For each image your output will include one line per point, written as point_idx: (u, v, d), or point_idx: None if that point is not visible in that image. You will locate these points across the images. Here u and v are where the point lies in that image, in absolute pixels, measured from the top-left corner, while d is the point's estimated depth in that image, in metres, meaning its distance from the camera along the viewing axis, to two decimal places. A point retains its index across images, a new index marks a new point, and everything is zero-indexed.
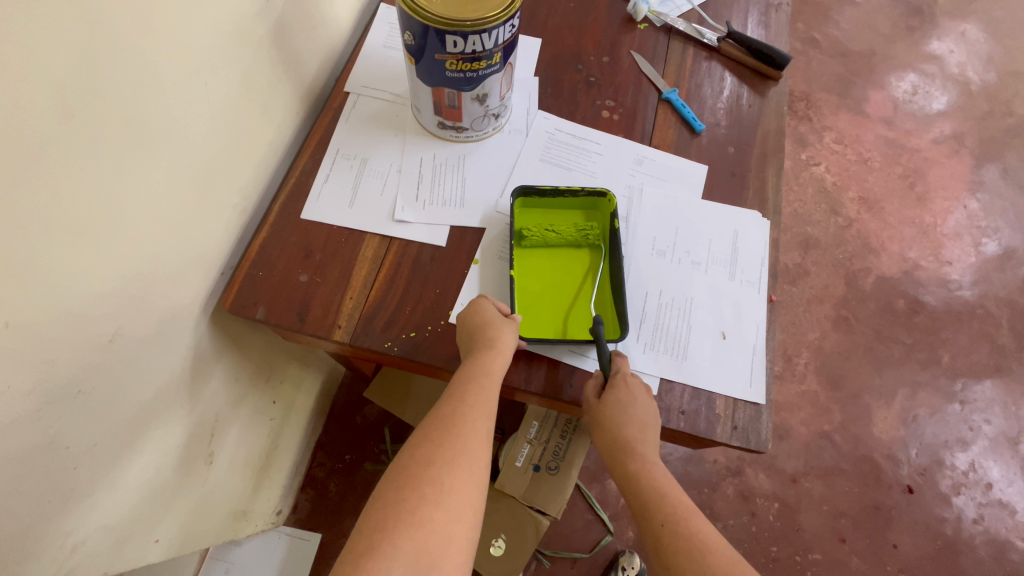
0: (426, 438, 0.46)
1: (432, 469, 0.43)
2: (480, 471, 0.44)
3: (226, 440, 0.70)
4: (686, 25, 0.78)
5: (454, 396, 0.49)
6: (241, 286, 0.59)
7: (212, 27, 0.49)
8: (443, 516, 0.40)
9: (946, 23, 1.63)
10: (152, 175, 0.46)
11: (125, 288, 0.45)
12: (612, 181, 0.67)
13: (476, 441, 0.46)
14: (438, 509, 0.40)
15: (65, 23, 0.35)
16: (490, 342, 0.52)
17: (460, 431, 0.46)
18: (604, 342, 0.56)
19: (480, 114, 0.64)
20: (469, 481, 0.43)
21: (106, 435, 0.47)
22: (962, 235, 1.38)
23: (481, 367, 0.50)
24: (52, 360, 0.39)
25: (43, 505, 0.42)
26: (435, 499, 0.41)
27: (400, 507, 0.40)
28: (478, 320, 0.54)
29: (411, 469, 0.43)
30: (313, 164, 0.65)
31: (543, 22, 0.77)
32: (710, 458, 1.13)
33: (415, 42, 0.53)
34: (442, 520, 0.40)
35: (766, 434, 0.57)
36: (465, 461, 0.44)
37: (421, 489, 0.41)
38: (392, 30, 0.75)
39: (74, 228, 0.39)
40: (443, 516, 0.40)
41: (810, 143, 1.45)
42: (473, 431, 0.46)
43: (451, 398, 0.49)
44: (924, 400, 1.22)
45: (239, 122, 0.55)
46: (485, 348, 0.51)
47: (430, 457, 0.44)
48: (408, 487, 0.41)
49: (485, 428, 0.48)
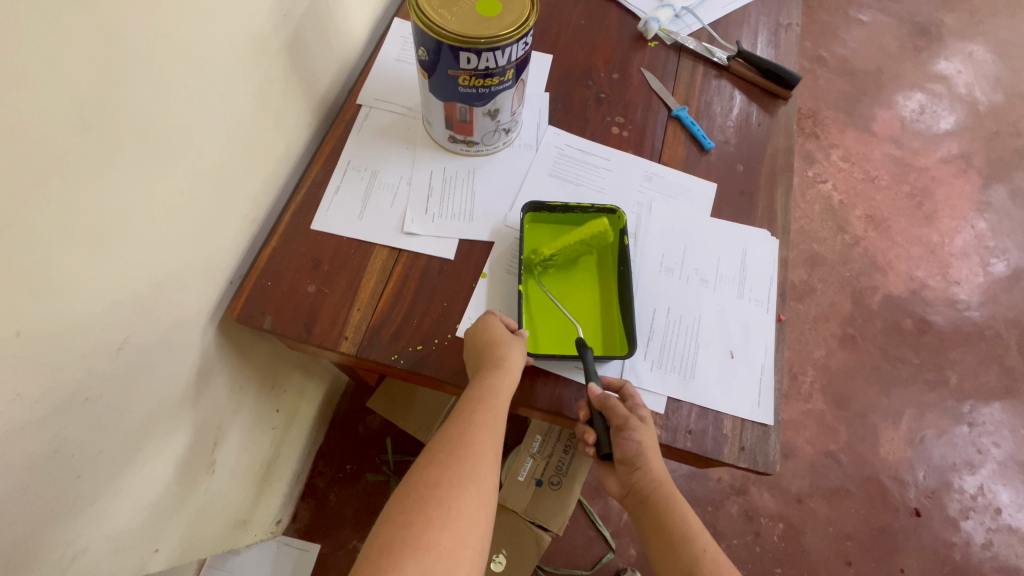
0: (434, 458, 0.45)
1: (439, 491, 0.42)
2: (487, 494, 0.44)
3: (229, 447, 0.70)
4: (697, 44, 0.79)
5: (463, 417, 0.48)
6: (249, 296, 0.59)
7: (230, 39, 0.49)
8: (450, 541, 0.40)
9: (954, 43, 1.64)
10: (165, 184, 0.46)
11: (134, 298, 0.45)
12: (621, 197, 0.67)
13: (484, 464, 0.45)
14: (444, 533, 0.40)
15: (85, 33, 0.36)
16: (499, 361, 0.51)
17: (468, 452, 0.45)
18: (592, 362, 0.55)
19: (491, 129, 0.64)
20: (475, 505, 0.43)
21: (110, 443, 0.47)
22: (970, 255, 1.37)
23: (490, 387, 0.50)
24: (59, 368, 0.39)
25: (45, 515, 0.41)
26: (443, 523, 0.40)
27: (406, 530, 0.40)
28: (486, 338, 0.54)
29: (418, 489, 0.43)
30: (324, 175, 0.66)
31: (554, 38, 0.78)
32: (713, 476, 1.12)
33: (429, 58, 0.54)
34: (449, 545, 0.40)
35: (774, 455, 0.56)
36: (472, 485, 0.43)
37: (427, 513, 0.41)
38: (405, 44, 0.76)
39: (86, 236, 0.39)
40: (449, 541, 0.40)
41: (818, 160, 1.45)
42: (481, 453, 0.46)
43: (458, 419, 0.48)
44: (932, 421, 1.20)
45: (251, 131, 0.56)
46: (494, 367, 0.51)
47: (435, 479, 0.43)
48: (414, 510, 0.41)
49: (494, 451, 0.47)
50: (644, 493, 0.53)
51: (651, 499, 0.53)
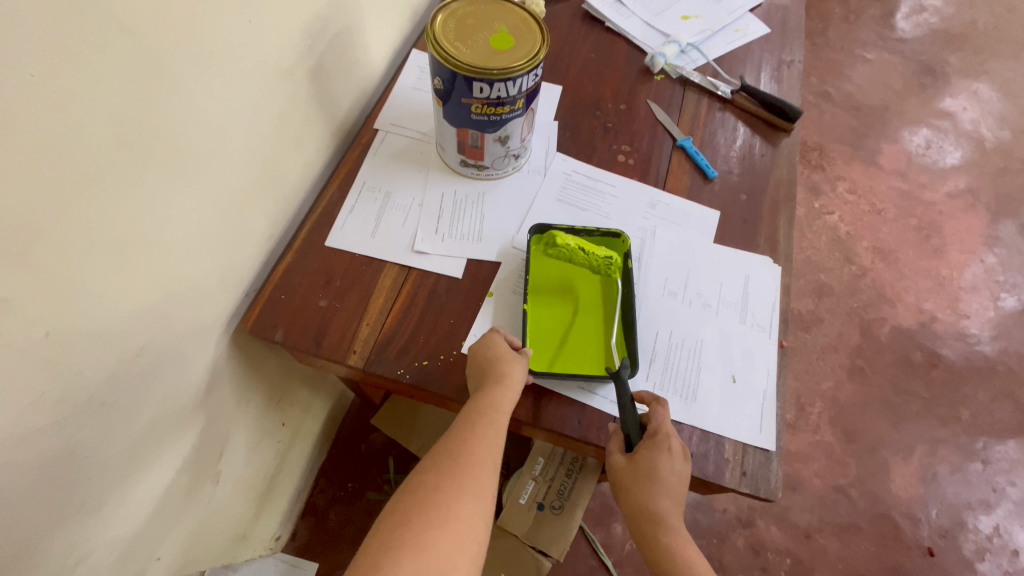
0: (434, 466, 0.46)
1: (438, 495, 0.43)
2: (484, 500, 0.45)
3: (234, 458, 0.70)
4: (701, 78, 0.82)
5: (464, 425, 0.49)
6: (263, 309, 0.60)
7: (260, 66, 0.53)
8: (447, 544, 0.41)
9: (958, 81, 1.67)
10: (192, 198, 0.49)
11: (155, 306, 0.47)
12: (626, 222, 0.69)
13: (483, 470, 0.46)
14: (442, 535, 0.41)
15: (128, 59, 0.39)
16: (501, 376, 0.52)
17: (468, 459, 0.47)
18: (624, 386, 0.55)
19: (501, 154, 0.67)
20: (473, 510, 0.44)
21: (122, 446, 0.48)
22: (980, 289, 1.37)
23: (492, 401, 0.51)
24: (81, 369, 0.41)
25: (55, 515, 0.42)
26: (440, 525, 0.41)
27: (405, 529, 0.41)
28: (488, 354, 0.55)
29: (418, 494, 0.43)
30: (340, 195, 0.68)
31: (564, 70, 0.81)
32: (719, 507, 1.10)
33: (444, 87, 0.57)
34: (446, 548, 0.41)
35: (777, 482, 0.56)
36: (471, 490, 0.45)
37: (427, 514, 0.42)
38: (421, 74, 0.80)
39: (116, 247, 0.42)
40: (446, 543, 0.41)
41: (824, 192, 1.47)
42: (480, 460, 0.47)
43: (459, 426, 0.50)
44: (945, 457, 1.18)
45: (273, 152, 0.59)
46: (496, 382, 0.52)
47: (435, 483, 0.44)
48: (414, 511, 0.42)
49: (493, 460, 0.48)
50: (643, 530, 0.53)
51: (654, 539, 0.52)
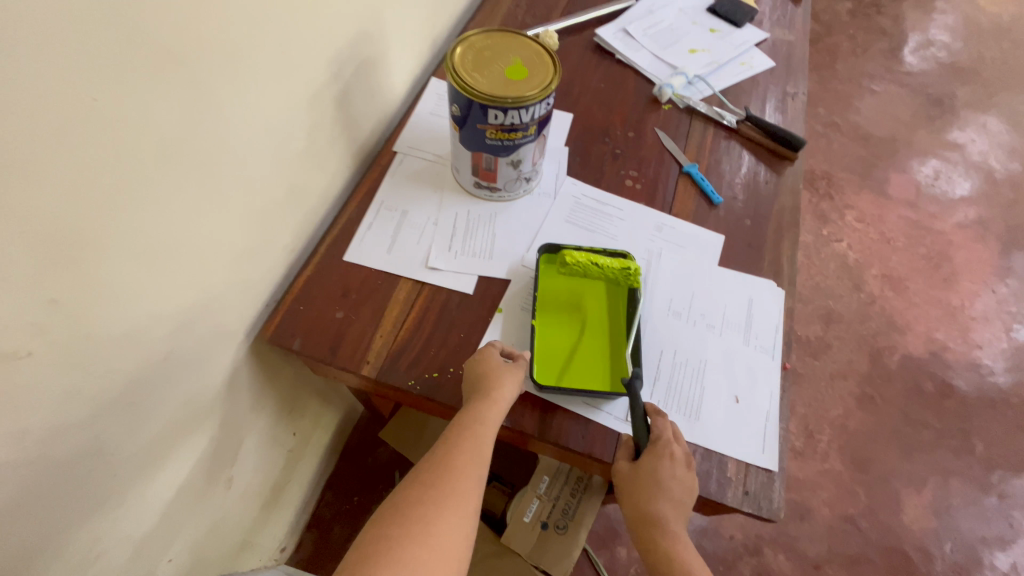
0: (419, 480, 0.48)
1: (420, 508, 0.45)
2: (468, 513, 0.46)
3: (245, 465, 0.72)
4: (707, 108, 0.85)
5: (450, 440, 0.51)
6: (282, 319, 0.63)
7: (291, 93, 0.57)
8: (426, 556, 0.42)
9: (966, 114, 1.69)
10: (221, 215, 0.52)
11: (182, 314, 0.50)
12: (633, 244, 0.71)
13: (467, 484, 0.48)
14: (422, 548, 0.42)
15: (179, 88, 0.42)
16: (489, 388, 0.54)
17: (452, 473, 0.48)
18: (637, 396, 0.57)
19: (513, 177, 0.70)
20: (455, 522, 0.45)
21: (144, 444, 0.50)
22: (992, 319, 1.36)
23: (479, 415, 0.52)
24: (112, 371, 0.44)
25: (76, 509, 0.44)
26: (421, 537, 0.43)
27: (387, 543, 0.42)
28: (477, 367, 0.57)
29: (400, 508, 0.45)
30: (359, 213, 0.72)
31: (575, 99, 0.85)
32: (726, 533, 1.08)
33: (460, 113, 0.61)
34: (426, 560, 0.42)
35: (779, 502, 0.56)
36: (454, 503, 0.46)
37: (408, 527, 0.43)
38: (439, 101, 0.84)
39: (152, 258, 0.45)
40: (426, 555, 0.42)
41: (832, 220, 1.48)
42: (465, 474, 0.48)
43: (445, 441, 0.51)
44: (958, 490, 1.16)
45: (298, 171, 0.62)
46: (483, 395, 0.54)
47: (418, 497, 0.46)
48: (395, 524, 0.44)
49: (479, 473, 0.49)
50: (646, 545, 0.54)
51: (657, 552, 0.52)
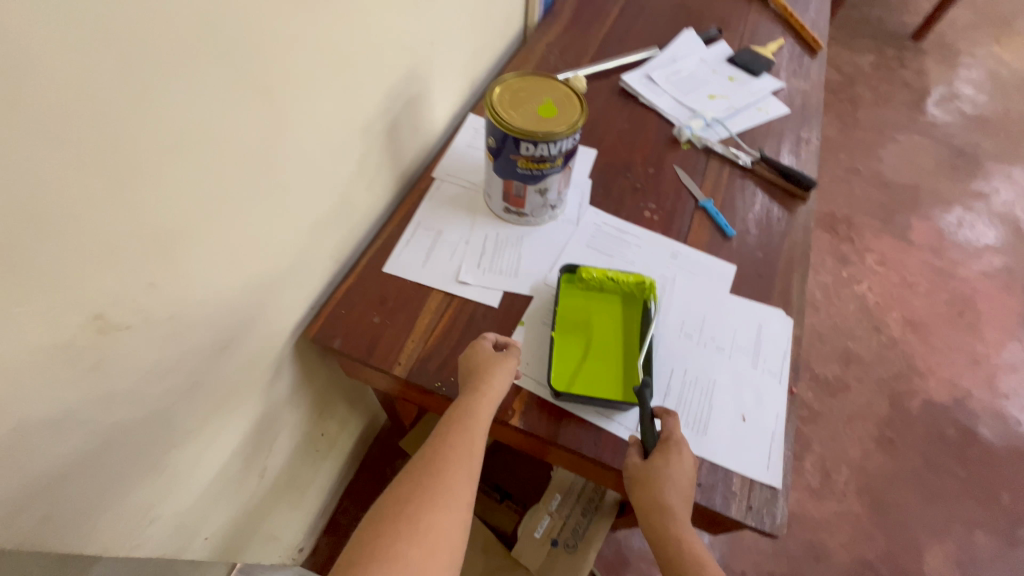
0: (410, 480, 0.52)
1: (410, 508, 0.49)
2: (456, 507, 0.50)
3: (277, 458, 0.78)
4: (724, 148, 0.91)
5: (437, 441, 0.55)
6: (324, 321, 0.70)
7: (353, 127, 0.66)
8: (416, 551, 0.46)
9: (990, 166, 1.71)
10: (284, 227, 0.59)
11: (243, 310, 0.57)
12: (649, 269, 0.76)
13: (455, 481, 0.52)
14: (412, 546, 0.46)
15: (268, 118, 0.51)
16: (476, 387, 0.59)
17: (439, 472, 0.52)
18: (647, 406, 0.61)
19: (540, 204, 0.77)
20: (445, 518, 0.49)
21: (197, 420, 0.57)
22: (1019, 370, 1.34)
23: (466, 412, 0.57)
24: (184, 350, 0.50)
25: (136, 469, 0.51)
26: (410, 536, 0.47)
27: (377, 543, 0.46)
28: (469, 365, 0.62)
29: (388, 510, 0.49)
30: (398, 230, 0.79)
31: (600, 137, 0.93)
32: (737, 569, 1.07)
33: (495, 145, 0.68)
34: (417, 556, 0.46)
35: (781, 519, 0.59)
36: (442, 501, 0.50)
37: (398, 526, 0.47)
38: (475, 134, 0.92)
39: (227, 256, 0.52)
40: (416, 552, 0.46)
41: (852, 262, 1.50)
42: (451, 472, 0.52)
43: (432, 443, 0.55)
44: (983, 542, 1.12)
45: (349, 193, 0.70)
46: (471, 393, 0.58)
47: (407, 497, 0.50)
48: (385, 525, 0.47)
49: (466, 468, 0.53)
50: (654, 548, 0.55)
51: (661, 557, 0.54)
